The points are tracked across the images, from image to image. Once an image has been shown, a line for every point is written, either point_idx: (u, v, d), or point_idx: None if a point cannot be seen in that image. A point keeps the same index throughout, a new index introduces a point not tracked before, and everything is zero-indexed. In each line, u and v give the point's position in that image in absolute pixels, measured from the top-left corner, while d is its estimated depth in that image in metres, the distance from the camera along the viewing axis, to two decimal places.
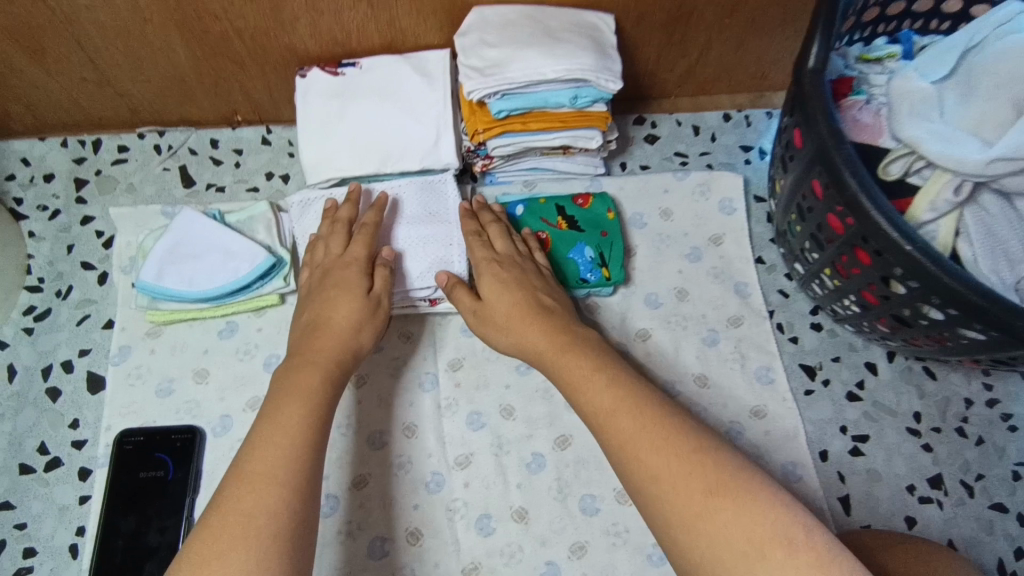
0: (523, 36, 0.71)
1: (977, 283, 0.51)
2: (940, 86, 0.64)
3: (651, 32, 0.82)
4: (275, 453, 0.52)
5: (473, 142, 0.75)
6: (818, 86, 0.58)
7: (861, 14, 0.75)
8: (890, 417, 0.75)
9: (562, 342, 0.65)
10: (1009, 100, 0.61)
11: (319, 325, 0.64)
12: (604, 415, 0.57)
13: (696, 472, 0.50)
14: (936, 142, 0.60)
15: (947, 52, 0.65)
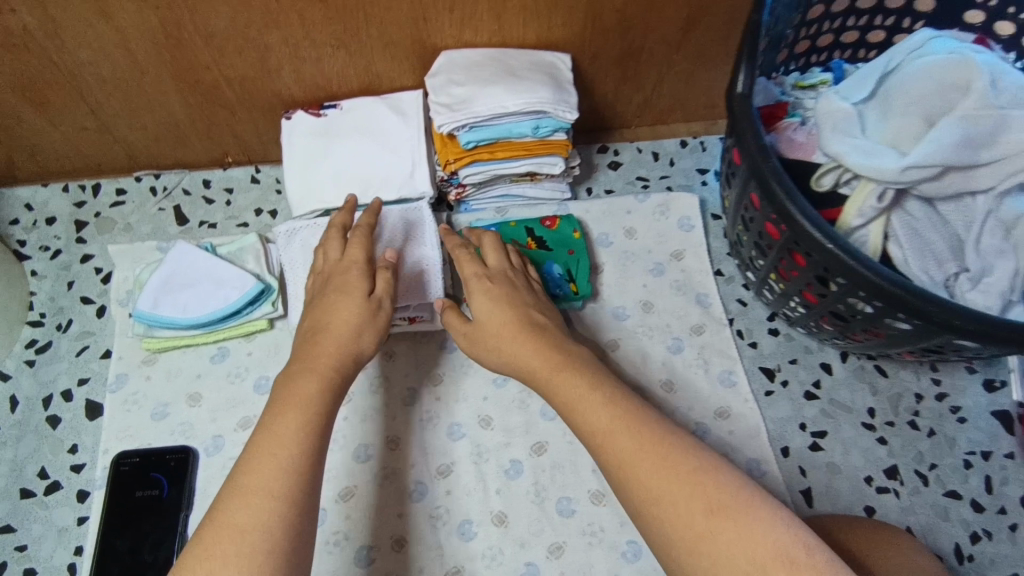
0: (486, 74, 0.78)
1: (895, 276, 0.57)
2: (861, 107, 0.71)
3: (607, 69, 0.90)
4: (271, 466, 0.54)
5: (447, 171, 0.82)
6: (746, 109, 0.65)
7: (792, 47, 0.84)
8: (846, 413, 0.80)
9: (555, 361, 0.65)
10: (921, 115, 0.67)
11: (320, 330, 0.66)
12: (602, 436, 0.58)
13: (697, 493, 0.51)
14: (857, 154, 0.66)
15: (866, 78, 0.73)
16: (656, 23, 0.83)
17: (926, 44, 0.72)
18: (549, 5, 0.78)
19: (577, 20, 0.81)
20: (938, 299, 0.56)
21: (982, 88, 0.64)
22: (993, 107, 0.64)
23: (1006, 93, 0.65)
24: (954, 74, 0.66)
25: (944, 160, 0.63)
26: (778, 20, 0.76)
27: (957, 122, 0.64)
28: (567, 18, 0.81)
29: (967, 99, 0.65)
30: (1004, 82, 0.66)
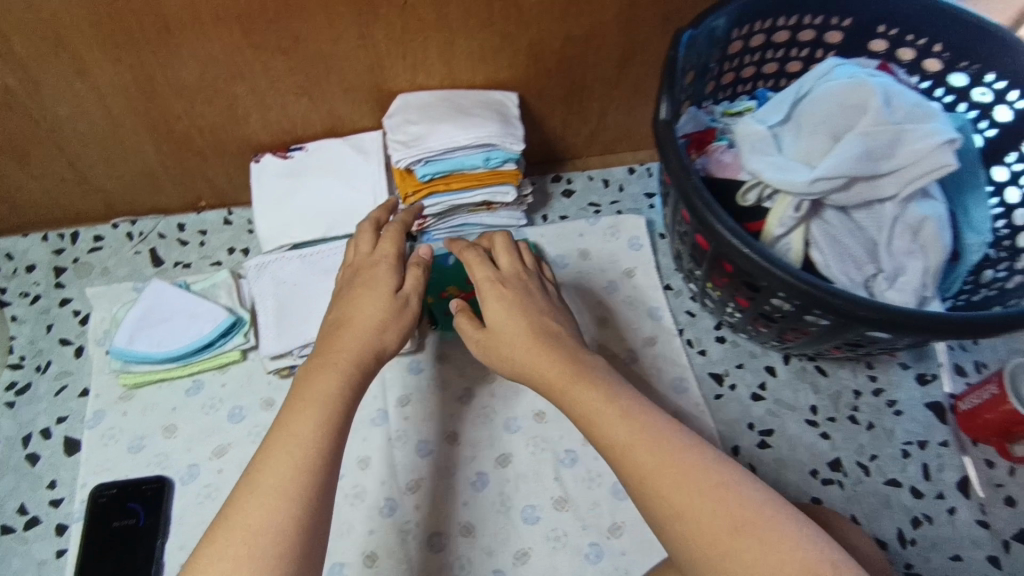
0: (438, 113, 0.85)
1: (804, 275, 0.64)
2: (777, 128, 0.79)
3: (553, 104, 0.98)
4: (284, 465, 0.54)
5: (406, 203, 0.87)
6: (669, 133, 0.71)
7: (717, 79, 0.93)
8: (790, 411, 0.86)
9: (571, 374, 0.63)
10: (828, 133, 0.74)
11: (348, 321, 0.66)
12: (621, 451, 0.56)
13: (721, 509, 0.51)
14: (773, 171, 0.74)
15: (781, 102, 0.81)
16: (595, 61, 0.91)
17: (831, 71, 0.80)
18: (494, 49, 0.86)
19: (521, 62, 0.89)
20: (846, 295, 0.63)
21: (878, 107, 0.72)
22: (888, 124, 0.72)
23: (901, 111, 0.73)
24: (854, 96, 0.74)
25: (848, 173, 0.71)
26: (700, 55, 0.85)
27: (857, 138, 0.71)
28: (511, 61, 0.88)
29: (866, 117, 0.72)
30: (898, 100, 0.73)
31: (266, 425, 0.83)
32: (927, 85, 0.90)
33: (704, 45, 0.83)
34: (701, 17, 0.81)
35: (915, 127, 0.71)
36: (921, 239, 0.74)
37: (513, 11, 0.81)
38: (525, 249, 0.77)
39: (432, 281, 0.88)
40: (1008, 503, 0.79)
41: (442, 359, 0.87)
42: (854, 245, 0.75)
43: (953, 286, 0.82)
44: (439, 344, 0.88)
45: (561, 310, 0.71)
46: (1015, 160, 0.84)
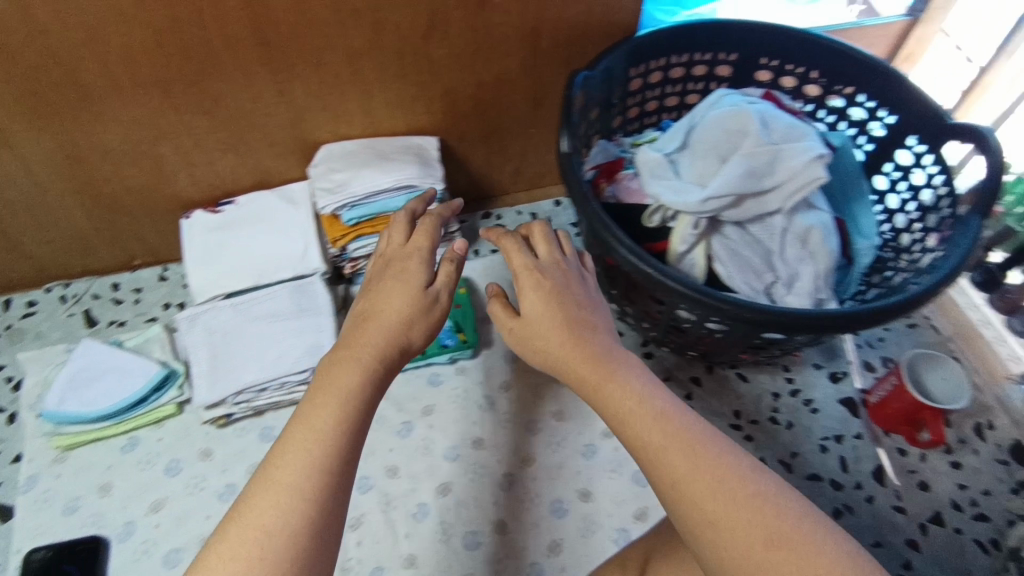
0: (361, 160, 0.90)
1: (697, 284, 0.69)
2: (674, 156, 0.86)
3: (475, 145, 1.03)
4: (304, 462, 0.52)
5: (336, 248, 0.91)
6: (569, 163, 0.76)
7: (624, 113, 1.00)
8: (716, 418, 0.90)
9: (604, 371, 0.61)
10: (717, 156, 0.81)
11: (374, 315, 0.63)
12: (654, 452, 0.54)
13: (757, 520, 0.49)
14: (670, 193, 0.80)
15: (676, 131, 0.88)
16: (509, 102, 0.97)
17: (719, 99, 0.87)
18: (410, 98, 0.91)
19: (438, 108, 0.95)
20: (719, 296, 0.68)
21: (757, 129, 0.79)
22: (767, 144, 0.79)
23: (778, 132, 0.80)
24: (736, 120, 0.81)
25: (734, 190, 0.77)
26: (601, 93, 0.92)
27: (740, 159, 0.78)
28: (429, 107, 0.94)
29: (748, 139, 0.80)
30: (775, 123, 0.81)
31: (204, 475, 0.83)
32: (811, 108, 0.98)
33: (603, 84, 0.90)
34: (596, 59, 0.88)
35: (790, 146, 0.78)
36: (810, 247, 0.81)
37: (424, 63, 0.87)
38: (560, 237, 0.74)
39: None
40: (922, 488, 0.84)
41: None
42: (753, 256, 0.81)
43: (850, 288, 0.87)
44: None
45: (595, 302, 0.68)
46: (891, 169, 0.91)
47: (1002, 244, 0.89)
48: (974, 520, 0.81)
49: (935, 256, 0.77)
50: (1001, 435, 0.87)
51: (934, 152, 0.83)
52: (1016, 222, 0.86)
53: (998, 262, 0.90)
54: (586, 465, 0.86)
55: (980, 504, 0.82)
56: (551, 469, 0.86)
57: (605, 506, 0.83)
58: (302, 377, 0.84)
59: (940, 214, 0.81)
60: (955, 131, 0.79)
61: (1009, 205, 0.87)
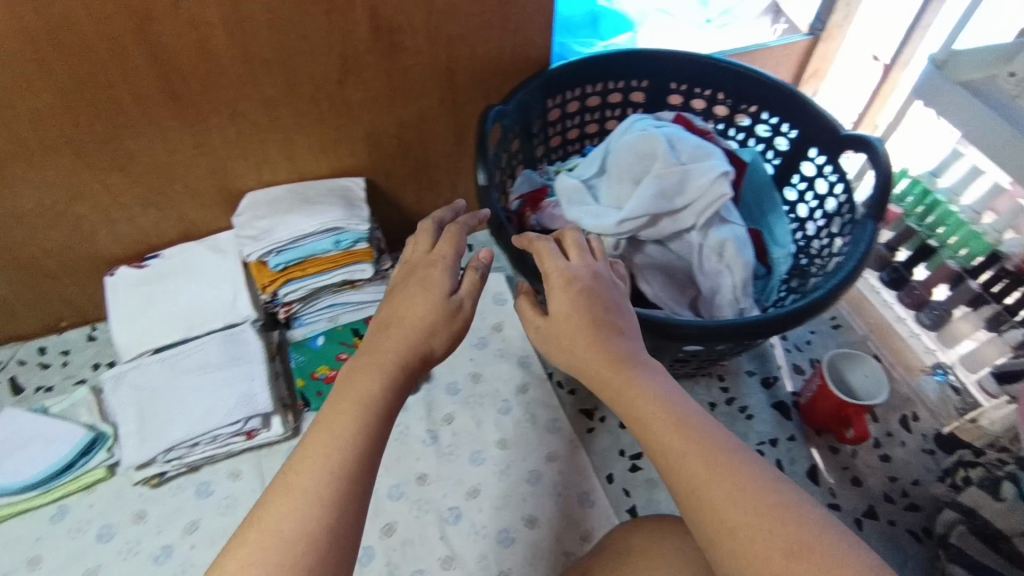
0: (285, 206, 0.90)
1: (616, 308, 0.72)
2: (592, 181, 0.89)
3: (404, 183, 1.04)
4: (323, 465, 0.48)
5: (266, 294, 0.91)
6: (485, 200, 0.79)
7: (547, 142, 1.04)
8: None
9: (623, 374, 0.56)
10: (631, 179, 0.85)
11: (396, 316, 0.58)
12: (673, 459, 0.51)
13: (780, 530, 0.45)
14: (588, 218, 0.82)
15: (593, 158, 0.91)
16: (434, 139, 0.99)
17: (631, 124, 0.91)
18: (332, 141, 0.92)
19: (362, 150, 0.96)
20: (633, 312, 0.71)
21: (665, 152, 0.83)
22: (675, 165, 0.82)
23: (686, 153, 0.84)
24: (646, 144, 0.85)
25: (648, 211, 0.80)
26: (520, 125, 0.95)
27: (651, 180, 0.81)
28: (352, 148, 0.95)
29: (658, 161, 0.83)
30: (682, 144, 0.84)
31: (139, 538, 0.81)
32: (722, 127, 1.03)
33: (521, 117, 0.93)
34: (510, 94, 0.90)
35: (697, 165, 0.82)
36: (727, 259, 0.83)
37: (343, 106, 0.89)
38: (593, 240, 0.66)
39: (302, 365, 0.93)
40: (854, 483, 0.87)
41: None
42: (672, 269, 0.86)
43: (772, 295, 0.91)
44: None
45: (626, 303, 0.62)
46: (798, 181, 0.96)
47: (906, 242, 0.94)
48: (906, 511, 0.84)
49: (838, 261, 0.81)
50: (925, 425, 0.90)
51: (832, 163, 0.88)
52: (917, 223, 0.92)
53: (903, 261, 0.95)
54: (530, 492, 0.87)
55: (910, 494, 0.85)
56: (496, 498, 0.86)
57: (552, 531, 0.84)
58: (235, 428, 0.83)
59: (842, 219, 0.85)
60: (847, 142, 0.84)
61: (908, 207, 0.93)
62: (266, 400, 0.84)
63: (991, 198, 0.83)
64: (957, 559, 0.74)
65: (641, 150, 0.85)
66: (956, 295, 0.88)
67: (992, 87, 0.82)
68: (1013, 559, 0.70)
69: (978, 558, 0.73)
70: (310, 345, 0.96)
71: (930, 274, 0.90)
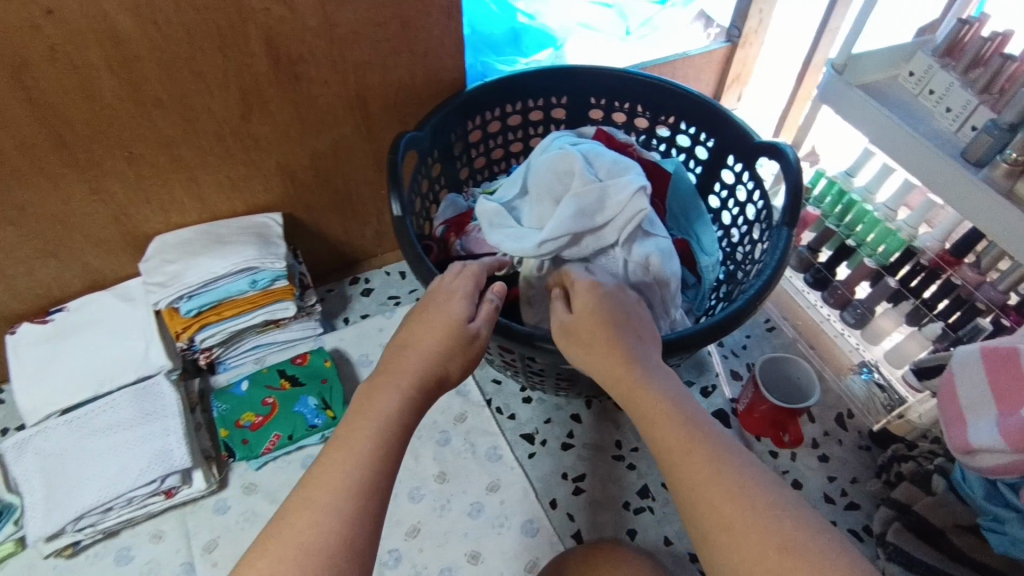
0: (194, 249, 0.86)
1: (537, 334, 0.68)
2: (512, 203, 0.87)
3: (327, 215, 1.01)
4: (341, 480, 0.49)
5: (182, 342, 0.87)
6: (401, 229, 0.75)
7: (471, 164, 1.02)
8: (598, 452, 0.90)
9: (638, 372, 0.58)
10: (551, 199, 0.83)
11: (417, 339, 0.61)
12: (679, 456, 0.51)
13: (771, 528, 0.45)
14: (510, 241, 0.81)
15: (514, 179, 0.89)
16: (353, 169, 0.96)
17: (549, 143, 0.90)
18: (243, 178, 0.89)
19: (277, 184, 0.92)
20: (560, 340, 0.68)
21: (582, 169, 0.82)
22: (593, 182, 0.81)
23: (604, 170, 0.84)
24: (563, 163, 0.84)
25: (568, 230, 0.78)
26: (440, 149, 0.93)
27: (569, 200, 0.80)
28: (266, 185, 0.91)
29: (575, 180, 0.82)
30: (600, 162, 0.84)
31: None
32: (644, 138, 1.03)
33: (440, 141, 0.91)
34: (425, 118, 0.88)
35: (615, 182, 0.81)
36: (652, 271, 0.81)
37: (250, 142, 0.85)
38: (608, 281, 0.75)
39: (224, 414, 0.88)
40: (795, 486, 0.87)
41: (249, 491, 0.86)
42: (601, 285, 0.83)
43: (704, 303, 0.92)
44: (246, 475, 0.87)
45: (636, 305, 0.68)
46: (720, 189, 0.97)
47: (827, 242, 0.96)
48: (846, 510, 0.84)
49: (758, 268, 0.81)
50: (860, 422, 0.91)
51: (749, 170, 0.89)
52: (836, 223, 0.93)
53: (825, 261, 0.96)
54: (473, 526, 0.84)
55: (850, 493, 0.86)
56: (438, 536, 0.83)
57: (496, 565, 0.81)
58: (150, 489, 0.78)
59: (761, 226, 0.86)
60: (760, 150, 0.85)
61: (826, 207, 0.93)
62: (182, 456, 0.80)
63: (903, 194, 0.85)
64: (894, 558, 0.74)
65: (557, 168, 0.84)
66: (877, 292, 0.89)
67: (894, 87, 0.85)
68: (952, 555, 0.72)
69: (915, 554, 0.73)
70: (234, 392, 0.90)
71: (851, 273, 0.92)
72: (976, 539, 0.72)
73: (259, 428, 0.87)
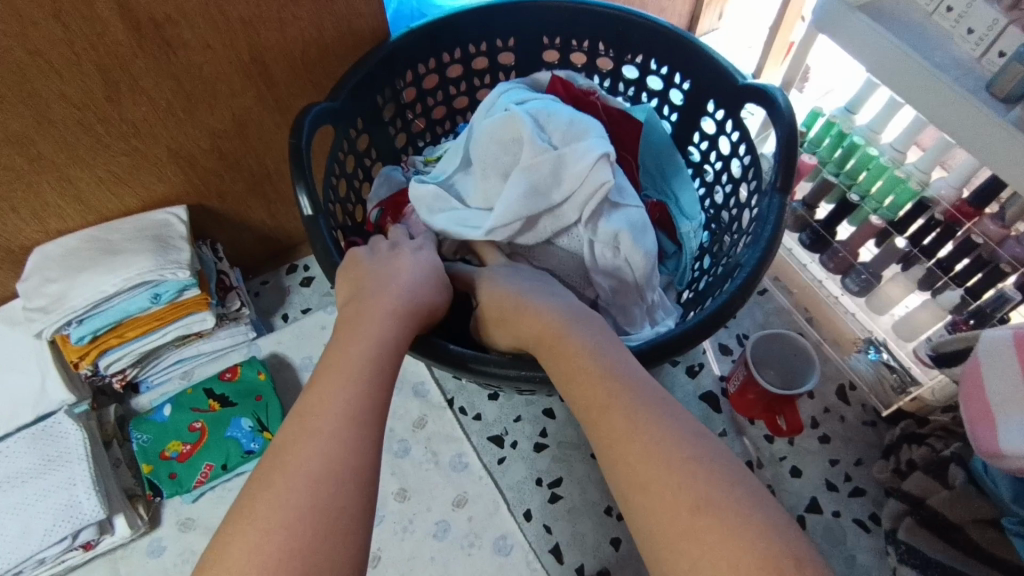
0: (80, 262, 0.73)
1: (502, 359, 0.51)
2: (450, 180, 0.73)
3: (245, 199, 0.85)
4: (287, 480, 0.37)
5: (84, 370, 0.75)
6: (314, 229, 0.57)
7: (408, 128, 0.83)
8: (575, 451, 0.81)
9: (561, 320, 0.50)
10: (499, 172, 0.69)
11: (366, 314, 0.49)
12: (596, 408, 0.42)
13: (685, 482, 0.36)
14: (453, 227, 0.68)
15: (454, 149, 0.74)
16: (265, 146, 0.80)
17: (498, 100, 0.74)
18: (129, 170, 0.74)
19: (174, 173, 0.77)
20: (498, 360, 0.51)
21: (531, 136, 0.67)
22: (545, 151, 0.67)
23: (559, 133, 0.69)
24: (509, 128, 0.68)
25: (523, 215, 0.65)
26: (364, 113, 0.72)
27: (519, 176, 0.66)
28: (160, 174, 0.76)
29: (524, 149, 0.67)
30: (554, 123, 0.69)
31: None
32: (609, 83, 0.86)
33: (364, 106, 0.71)
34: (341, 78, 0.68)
35: (574, 147, 0.66)
36: (622, 251, 0.68)
37: (126, 128, 0.69)
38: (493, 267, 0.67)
39: (146, 446, 0.78)
40: (794, 475, 0.78)
41: (185, 527, 0.76)
42: (565, 273, 0.71)
43: (685, 276, 0.79)
44: (180, 510, 0.77)
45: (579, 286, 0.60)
46: (700, 139, 0.82)
47: (825, 197, 0.83)
48: (851, 498, 0.76)
49: (746, 239, 0.66)
50: (863, 395, 0.82)
51: (732, 118, 0.74)
52: (834, 171, 0.80)
53: (823, 220, 0.83)
54: (439, 549, 0.76)
55: (854, 478, 0.77)
56: (401, 563, 0.75)
57: None
58: (63, 546, 0.69)
59: (749, 186, 0.71)
60: (744, 92, 0.70)
61: (823, 153, 0.80)
62: (93, 507, 0.70)
63: (914, 132, 0.71)
64: (907, 559, 0.67)
65: (501, 136, 0.69)
66: (884, 254, 0.77)
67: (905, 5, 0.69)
68: (969, 551, 0.64)
69: (928, 553, 0.66)
70: (155, 418, 0.80)
71: (854, 232, 0.79)
72: (996, 534, 0.63)
73: (187, 458, 0.77)
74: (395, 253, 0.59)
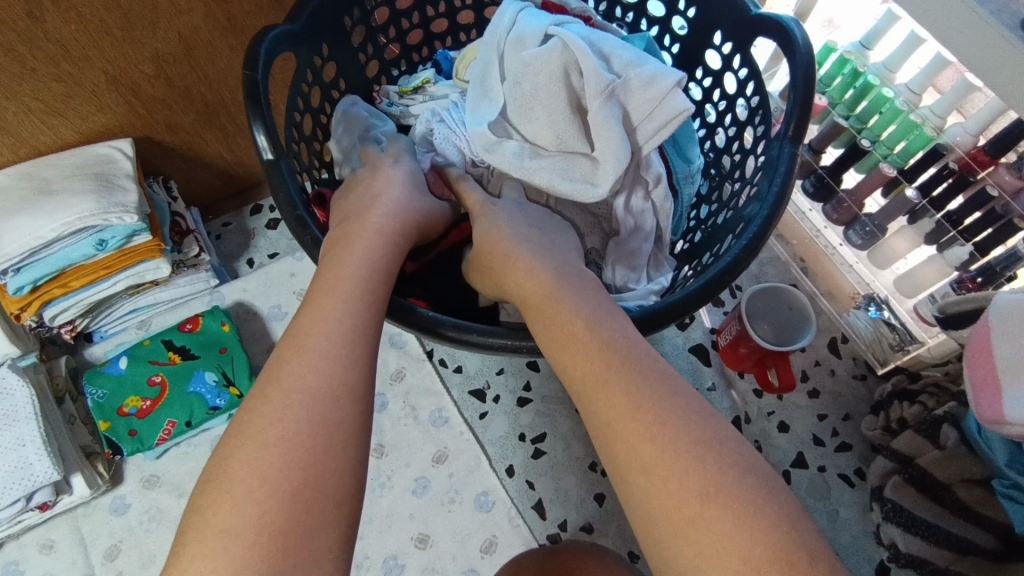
0: (11, 203, 0.64)
1: (490, 330, 0.45)
2: (495, 121, 0.62)
3: (199, 132, 0.76)
4: (252, 468, 0.33)
5: (28, 322, 0.69)
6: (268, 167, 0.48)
7: (381, 54, 0.73)
8: (560, 405, 0.78)
9: (554, 280, 0.45)
10: (564, 108, 0.60)
11: (330, 278, 0.42)
12: (596, 383, 0.37)
13: (692, 468, 0.32)
14: (564, 180, 0.60)
15: (488, 82, 0.64)
16: (218, 71, 0.71)
17: (518, 19, 0.63)
18: (61, 99, 0.64)
19: (114, 101, 0.68)
20: (483, 328, 0.45)
21: (593, 67, 0.58)
22: (611, 82, 0.59)
23: (616, 57, 0.60)
24: (558, 59, 0.59)
25: (628, 161, 0.59)
26: (327, 38, 0.62)
27: (601, 117, 0.59)
28: (99, 103, 0.67)
29: (588, 82, 0.59)
30: (605, 46, 0.60)
31: None
32: (604, 9, 0.78)
33: (328, 28, 0.61)
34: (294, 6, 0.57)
35: (636, 73, 0.59)
36: (653, 197, 0.65)
37: (54, 49, 0.59)
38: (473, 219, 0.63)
39: (102, 402, 0.73)
40: (781, 429, 0.77)
41: (150, 485, 0.72)
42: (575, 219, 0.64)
43: (680, 225, 0.71)
44: (143, 467, 0.73)
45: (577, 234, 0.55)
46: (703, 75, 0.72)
47: (833, 141, 0.77)
48: (837, 452, 0.76)
49: (750, 190, 0.59)
50: (855, 348, 0.82)
51: (740, 54, 0.64)
52: (845, 113, 0.74)
53: (829, 166, 0.78)
54: (418, 505, 0.73)
55: (841, 432, 0.77)
56: (379, 520, 0.73)
57: (446, 547, 0.71)
58: (16, 507, 0.65)
59: (756, 132, 0.62)
60: (758, 26, 0.61)
61: (834, 93, 0.75)
62: (45, 468, 0.65)
63: (931, 73, 0.65)
64: (892, 517, 0.66)
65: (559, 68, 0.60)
66: (890, 207, 0.72)
67: None
68: (954, 509, 0.63)
69: (914, 511, 0.65)
70: (109, 372, 0.74)
71: (861, 181, 0.74)
72: (984, 492, 0.63)
73: (147, 414, 0.73)
74: (370, 196, 0.52)
